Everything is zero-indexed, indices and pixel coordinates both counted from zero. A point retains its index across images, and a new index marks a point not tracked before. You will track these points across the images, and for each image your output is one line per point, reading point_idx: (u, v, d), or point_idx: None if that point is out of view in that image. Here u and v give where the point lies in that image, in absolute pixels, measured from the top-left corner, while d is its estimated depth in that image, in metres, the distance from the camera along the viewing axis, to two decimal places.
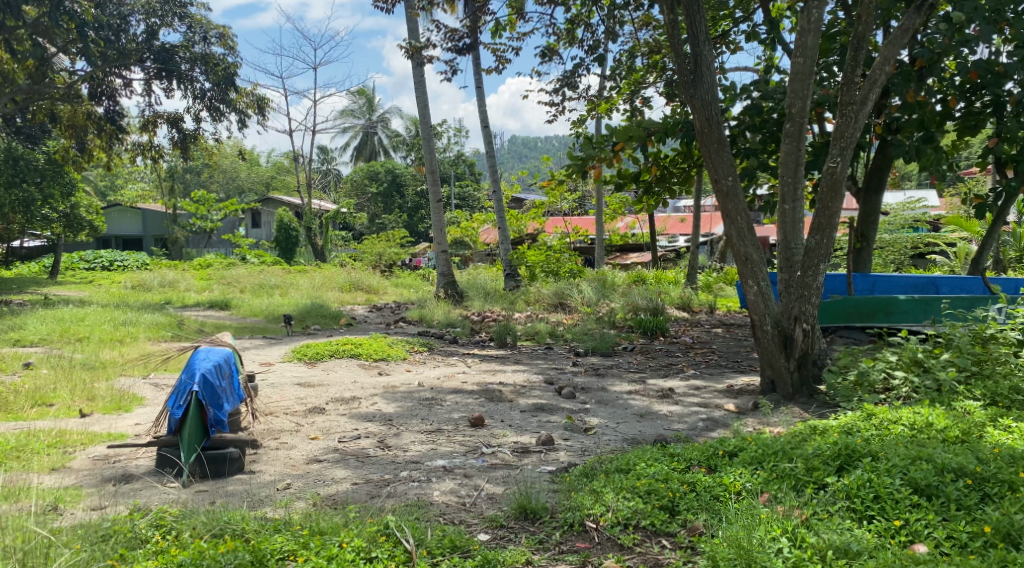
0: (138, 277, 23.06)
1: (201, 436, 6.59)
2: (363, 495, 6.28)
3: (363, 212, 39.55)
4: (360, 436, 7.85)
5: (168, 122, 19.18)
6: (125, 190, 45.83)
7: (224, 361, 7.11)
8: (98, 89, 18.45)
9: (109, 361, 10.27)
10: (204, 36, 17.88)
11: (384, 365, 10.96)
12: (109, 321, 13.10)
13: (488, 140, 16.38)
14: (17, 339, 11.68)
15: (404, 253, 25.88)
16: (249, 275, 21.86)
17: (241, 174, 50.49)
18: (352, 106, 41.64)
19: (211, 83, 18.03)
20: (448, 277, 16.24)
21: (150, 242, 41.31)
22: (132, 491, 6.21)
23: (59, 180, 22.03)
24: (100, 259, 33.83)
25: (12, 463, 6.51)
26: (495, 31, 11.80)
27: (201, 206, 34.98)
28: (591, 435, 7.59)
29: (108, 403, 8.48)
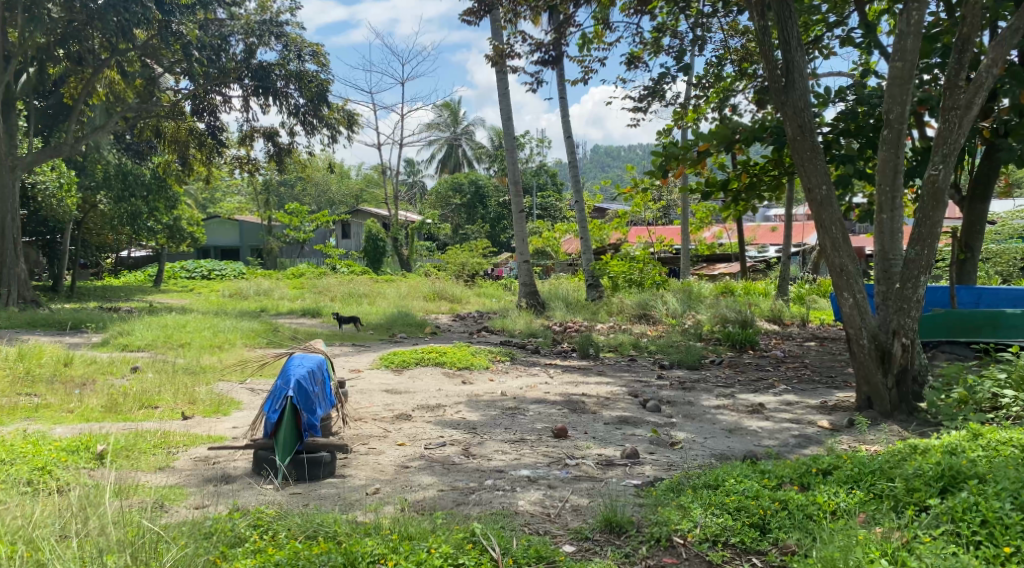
0: (235, 287, 23.85)
1: (296, 439, 6.79)
2: (449, 503, 6.35)
3: (448, 223, 39.95)
4: (445, 443, 7.95)
5: (264, 137, 19.85)
6: (223, 202, 47.61)
7: (318, 368, 7.30)
8: (200, 106, 19.24)
9: (209, 366, 10.69)
10: (299, 53, 18.45)
11: (468, 374, 11.05)
12: (209, 328, 13.61)
13: (572, 149, 16.34)
14: (126, 344, 12.26)
15: (486, 263, 26.02)
16: (339, 284, 22.42)
17: (332, 187, 51.67)
18: (437, 118, 42.20)
19: (305, 99, 18.61)
20: (531, 287, 16.28)
21: (246, 253, 42.73)
22: (231, 492, 6.44)
23: (165, 195, 23.07)
24: (201, 269, 35.25)
25: (121, 462, 6.82)
26: (580, 43, 11.84)
27: (294, 217, 36.02)
28: (677, 450, 7.51)
29: (208, 406, 8.84)
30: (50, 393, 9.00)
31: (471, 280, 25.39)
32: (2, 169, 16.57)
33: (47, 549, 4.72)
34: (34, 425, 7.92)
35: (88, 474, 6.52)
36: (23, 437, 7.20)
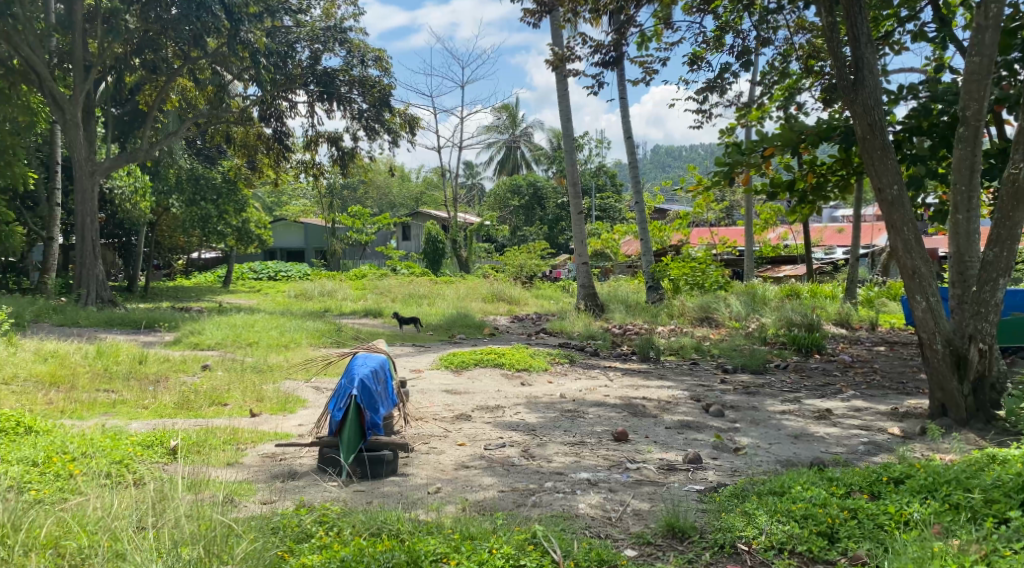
0: (300, 287, 24.26)
1: (359, 438, 6.89)
2: (510, 504, 6.37)
3: (506, 225, 40.11)
4: (505, 444, 7.97)
5: (328, 141, 20.19)
6: (287, 205, 48.50)
7: (380, 367, 7.38)
8: (268, 112, 19.69)
9: (276, 365, 10.91)
10: (363, 59, 18.72)
11: (527, 376, 11.06)
12: (276, 327, 13.88)
13: (632, 150, 16.22)
14: (197, 343, 12.59)
15: (545, 265, 25.99)
16: (400, 286, 22.63)
17: (393, 190, 52.22)
18: (495, 121, 42.42)
19: (368, 104, 18.91)
20: (590, 289, 16.22)
21: (311, 255, 43.45)
22: (297, 488, 6.56)
23: (234, 198, 23.61)
24: (267, 270, 36.17)
25: (193, 457, 7.01)
26: (641, 42, 11.75)
27: (356, 220, 36.50)
28: (742, 455, 7.39)
29: (274, 404, 9.02)
30: (126, 390, 9.27)
31: (529, 281, 25.39)
32: (82, 174, 17.20)
33: (126, 542, 4.87)
34: (111, 420, 8.18)
35: (162, 468, 6.71)
36: (102, 432, 7.45)
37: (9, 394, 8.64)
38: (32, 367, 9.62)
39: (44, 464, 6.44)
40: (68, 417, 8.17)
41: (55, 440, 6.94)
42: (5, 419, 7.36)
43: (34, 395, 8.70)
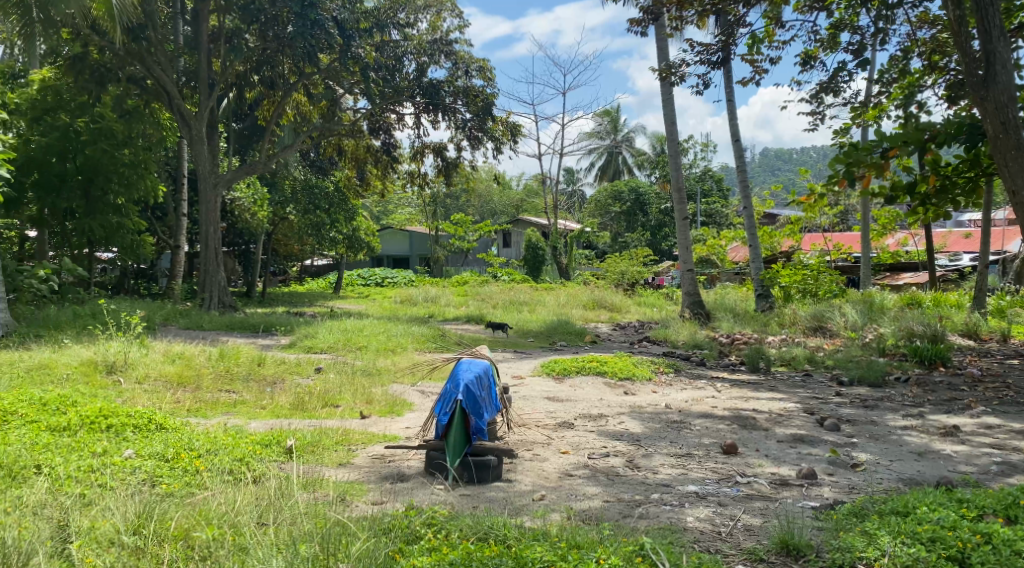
0: (406, 293, 24.65)
1: (465, 442, 6.94)
2: (616, 514, 6.27)
3: (607, 231, 39.86)
4: (609, 454, 7.88)
5: (434, 152, 20.52)
6: (393, 214, 49.56)
7: (485, 373, 7.43)
8: (377, 125, 20.20)
9: (383, 369, 11.20)
10: (467, 70, 18.97)
11: (631, 385, 10.92)
12: (383, 332, 14.18)
13: (740, 154, 15.82)
14: (310, 346, 13.00)
15: (647, 271, 25.66)
16: (501, 292, 22.72)
17: (495, 197, 52.59)
18: (597, 127, 42.24)
19: (472, 114, 19.13)
20: (695, 297, 15.92)
21: (416, 262, 44.24)
22: (406, 490, 6.68)
23: (345, 208, 24.31)
24: (374, 276, 37.06)
25: (308, 456, 7.23)
26: (750, 43, 11.46)
27: (459, 228, 36.94)
28: (860, 472, 7.08)
29: (383, 407, 9.24)
30: (246, 390, 9.62)
31: (631, 288, 25.06)
32: (206, 186, 18.01)
33: (248, 536, 5.07)
34: (232, 419, 8.51)
35: (279, 466, 6.93)
36: (224, 430, 7.76)
37: (140, 393, 9.10)
38: (161, 367, 10.11)
39: (173, 459, 6.76)
40: (193, 415, 8.54)
41: (182, 437, 7.26)
42: (137, 416, 7.75)
43: (163, 394, 9.13)
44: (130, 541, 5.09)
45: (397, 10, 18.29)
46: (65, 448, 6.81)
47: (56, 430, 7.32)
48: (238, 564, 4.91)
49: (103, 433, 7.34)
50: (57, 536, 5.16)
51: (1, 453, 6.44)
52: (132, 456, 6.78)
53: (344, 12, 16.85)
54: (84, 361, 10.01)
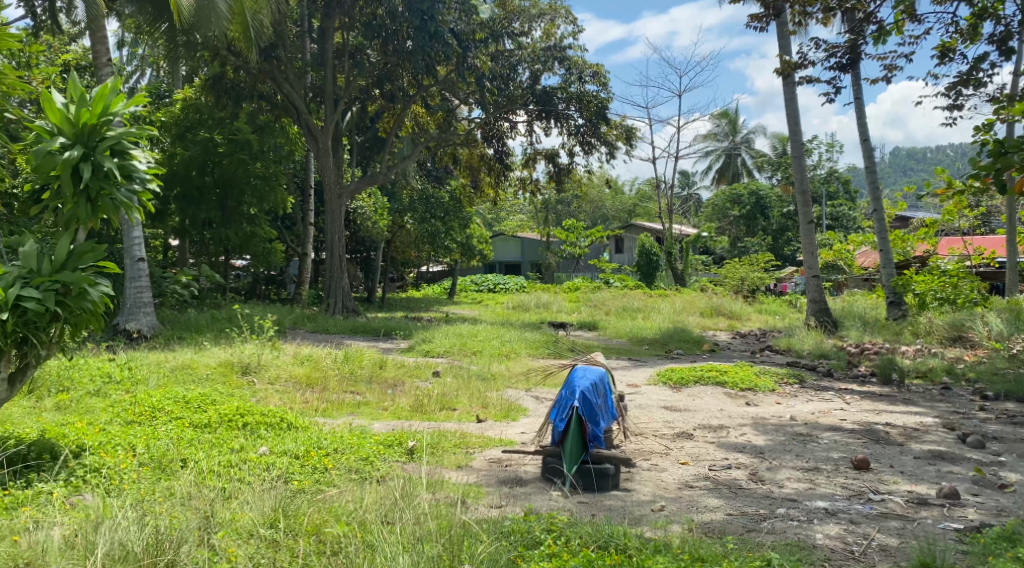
0: (519, 299, 24.71)
1: (581, 450, 6.88)
2: (740, 528, 6.06)
3: (725, 236, 38.87)
4: (731, 466, 7.63)
5: (546, 158, 20.53)
6: (506, 220, 49.93)
7: (600, 380, 7.32)
8: (491, 133, 20.41)
9: (498, 374, 11.24)
10: (581, 76, 18.90)
11: (753, 396, 10.57)
12: (497, 338, 14.24)
13: (868, 154, 15.11)
14: (426, 350, 13.20)
15: (769, 277, 24.80)
16: (615, 299, 22.48)
17: (607, 202, 52.22)
18: (714, 128, 41.34)
19: (585, 119, 19.05)
20: (820, 304, 15.32)
21: (528, 268, 44.42)
22: (524, 494, 6.66)
23: (460, 215, 24.63)
24: (487, 282, 37.41)
25: (428, 458, 7.31)
26: (880, 37, 10.91)
27: (571, 233, 36.80)
28: (1008, 494, 6.61)
29: (499, 411, 9.26)
30: (368, 392, 9.84)
31: (750, 295, 24.34)
32: (331, 196, 18.62)
33: (376, 533, 5.15)
34: (356, 419, 8.72)
35: (402, 466, 7.04)
36: (349, 430, 7.94)
37: (272, 393, 9.45)
38: (290, 369, 10.48)
39: (303, 456, 6.97)
40: (320, 414, 8.79)
41: (311, 436, 7.48)
42: (271, 415, 8.02)
43: (292, 394, 9.44)
44: (267, 533, 5.25)
45: (511, 20, 18.48)
46: (207, 443, 7.14)
47: (198, 427, 7.67)
48: (365, 559, 5.00)
49: (240, 430, 7.64)
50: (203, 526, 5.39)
51: (152, 447, 6.80)
52: (266, 453, 7.03)
53: (461, 24, 17.02)
54: (221, 362, 10.46)
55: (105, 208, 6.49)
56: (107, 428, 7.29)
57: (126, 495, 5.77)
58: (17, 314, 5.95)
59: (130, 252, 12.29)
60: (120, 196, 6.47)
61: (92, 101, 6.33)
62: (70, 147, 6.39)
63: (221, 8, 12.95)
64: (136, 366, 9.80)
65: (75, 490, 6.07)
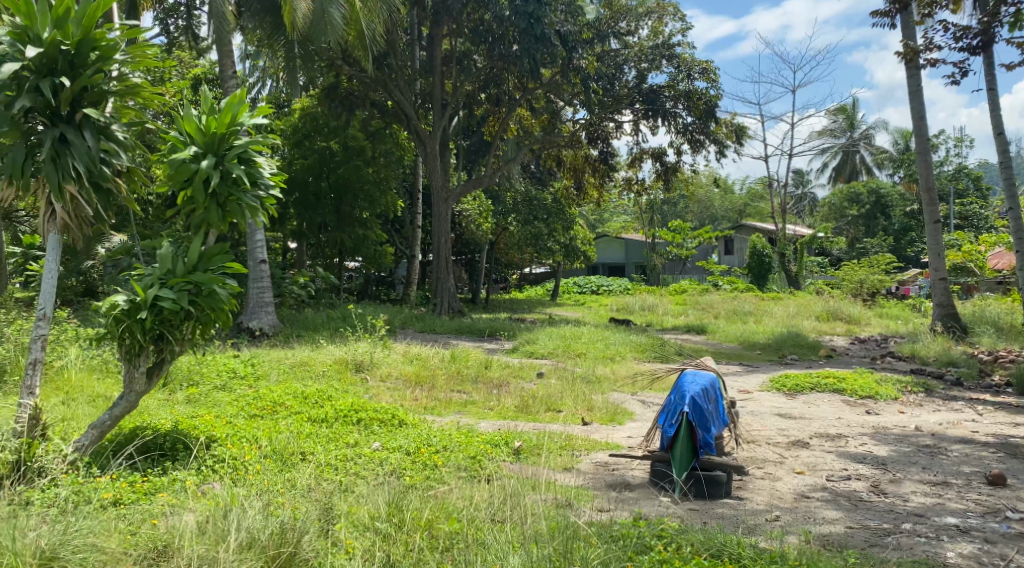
0: (624, 301, 24.39)
1: (692, 457, 6.66)
2: (861, 542, 5.74)
3: (843, 237, 37.38)
4: (851, 477, 7.26)
5: (653, 157, 20.19)
6: (611, 222, 49.53)
7: (711, 385, 7.07)
8: (596, 133, 20.23)
9: (603, 377, 11.08)
10: (689, 73, 18.46)
11: (874, 404, 10.07)
12: (602, 340, 14.08)
13: (1001, 148, 14.21)
14: (531, 351, 13.17)
15: (890, 280, 23.67)
16: (725, 302, 21.90)
17: (715, 203, 51.15)
18: (831, 124, 39.87)
19: (694, 117, 18.68)
20: (947, 308, 14.50)
21: (633, 269, 43.92)
22: (632, 499, 6.51)
23: (565, 217, 24.54)
24: (590, 284, 37.20)
25: (534, 458, 7.25)
26: (1016, 21, 10.22)
27: (677, 234, 36.18)
28: None
29: (604, 415, 9.12)
30: (474, 391, 9.86)
31: (870, 299, 23.30)
32: (437, 200, 18.85)
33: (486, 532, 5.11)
34: (463, 418, 8.74)
35: (509, 466, 7.00)
36: (456, 428, 7.96)
37: (383, 390, 9.58)
38: (400, 368, 10.63)
39: (415, 453, 7.03)
40: (428, 412, 8.86)
41: (421, 433, 7.54)
42: (383, 412, 8.13)
43: (403, 392, 9.55)
44: (382, 526, 5.29)
45: (618, 19, 18.30)
46: (324, 437, 7.28)
47: (315, 421, 7.84)
48: (474, 557, 4.98)
49: (354, 426, 7.77)
50: (322, 516, 5.47)
51: (274, 440, 6.99)
52: (380, 448, 7.12)
53: (567, 24, 16.94)
54: (337, 359, 10.71)
55: (233, 213, 6.70)
56: (233, 420, 7.55)
57: (251, 485, 5.94)
58: (155, 313, 6.21)
59: (253, 254, 12.73)
60: (246, 201, 6.67)
61: (220, 111, 6.56)
62: (202, 155, 6.62)
63: (336, 19, 13.31)
64: (257, 362, 10.14)
65: (205, 478, 6.29)
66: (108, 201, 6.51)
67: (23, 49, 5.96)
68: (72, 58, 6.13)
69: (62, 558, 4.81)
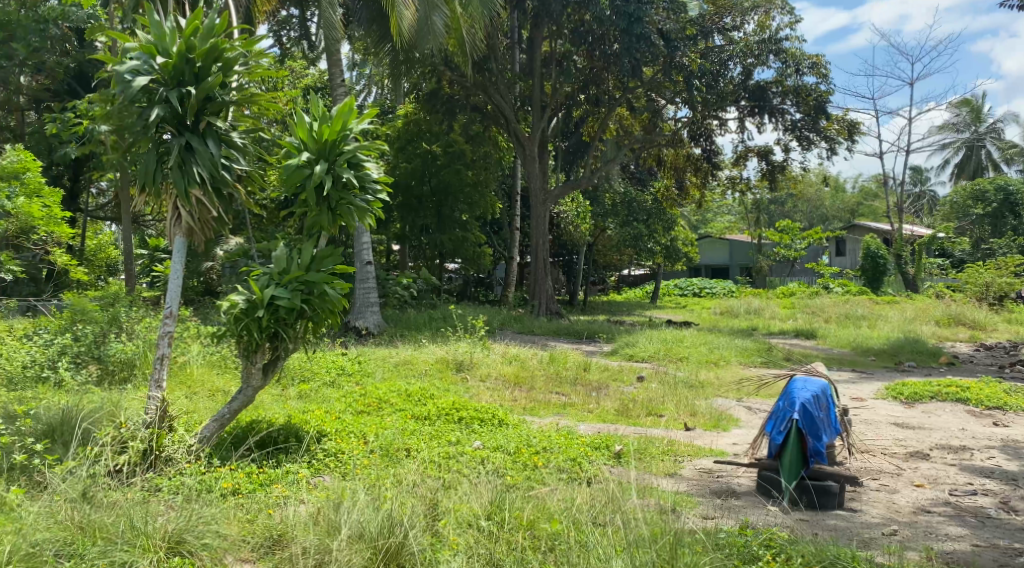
0: (728, 304, 23.81)
1: (801, 465, 6.42)
2: (989, 562, 5.36)
3: (964, 237, 35.50)
4: (976, 492, 6.82)
5: (759, 156, 19.64)
6: (715, 223, 48.56)
7: (823, 392, 6.75)
8: (698, 131, 19.79)
9: (707, 382, 10.80)
10: (798, 68, 17.86)
11: (1001, 416, 9.48)
12: (706, 344, 13.77)
13: None
14: (632, 354, 12.98)
15: (1018, 283, 22.31)
16: (836, 305, 21.10)
17: (826, 202, 49.51)
18: (952, 119, 37.99)
19: (802, 113, 18.10)
20: None
21: (737, 272, 42.91)
22: (739, 507, 6.28)
23: (665, 218, 24.16)
24: (693, 286, 36.55)
25: (636, 463, 7.09)
26: None
27: (785, 235, 35.14)
28: None
29: (708, 420, 8.88)
30: (574, 394, 9.76)
31: (997, 303, 22.02)
32: (537, 201, 18.82)
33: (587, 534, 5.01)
34: (563, 420, 8.65)
35: (610, 470, 6.86)
36: (556, 430, 7.87)
37: (484, 390, 9.58)
38: (500, 368, 10.61)
39: (515, 453, 7.00)
40: (528, 413, 8.81)
41: (521, 434, 7.49)
42: (483, 411, 8.11)
43: (503, 392, 9.52)
44: (485, 525, 5.25)
45: (722, 14, 17.93)
46: (427, 435, 7.31)
47: (419, 419, 7.89)
48: (574, 559, 4.90)
49: (456, 424, 7.78)
50: (428, 513, 5.47)
51: (380, 436, 7.07)
52: (481, 447, 7.11)
53: (668, 22, 16.68)
54: (438, 358, 10.78)
55: (343, 217, 6.82)
56: (341, 416, 7.67)
57: (359, 480, 6.00)
58: (271, 312, 6.36)
59: (359, 256, 12.96)
60: (355, 205, 6.79)
61: (331, 119, 6.67)
62: (314, 161, 6.75)
63: (438, 27, 13.42)
64: (363, 361, 10.31)
65: (316, 472, 6.39)
66: (228, 205, 6.72)
67: (155, 65, 6.19)
68: (196, 70, 6.33)
69: (188, 543, 5.00)
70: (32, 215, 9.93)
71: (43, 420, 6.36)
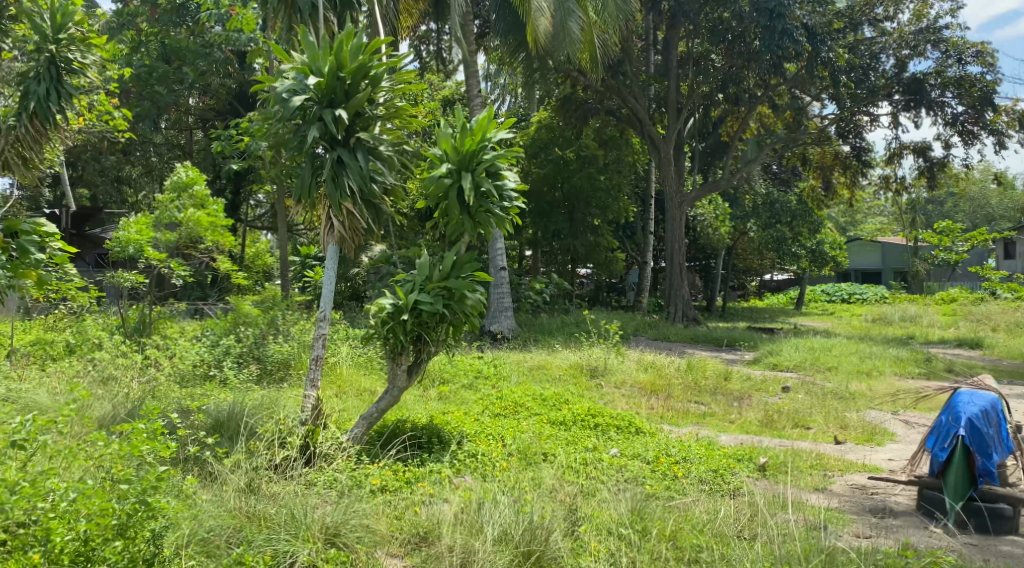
0: (880, 310, 22.50)
1: (969, 484, 5.85)
2: None
3: None
4: None
5: (915, 153, 18.45)
6: (866, 224, 46.22)
7: (993, 407, 6.06)
8: (847, 128, 18.84)
9: (860, 393, 10.14)
10: (959, 58, 16.67)
11: None
12: (857, 353, 12.99)
13: None
14: (777, 362, 12.38)
15: None
16: (1004, 312, 19.54)
17: (991, 201, 46.16)
18: None
19: (965, 106, 16.85)
20: None
21: (890, 276, 40.61)
22: (898, 528, 5.78)
23: (810, 220, 23.10)
24: (841, 292, 34.85)
25: (783, 477, 6.68)
26: None
27: (945, 237, 32.95)
28: None
29: (861, 434, 8.30)
30: (714, 403, 9.35)
31: None
32: (672, 204, 18.36)
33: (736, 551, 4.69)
34: (702, 430, 8.29)
35: (754, 483, 6.48)
36: (695, 440, 7.53)
37: (619, 397, 9.33)
38: (635, 375, 10.32)
39: (654, 462, 6.73)
40: (666, 422, 8.50)
41: (660, 443, 7.21)
42: (619, 418, 7.87)
43: (639, 400, 9.23)
44: (627, 531, 5.00)
45: (874, 5, 16.98)
46: (564, 440, 7.14)
47: (554, 424, 7.74)
48: None
49: (592, 430, 7.58)
50: (567, 518, 5.27)
51: (517, 439, 6.96)
52: (618, 455, 6.87)
53: (814, 16, 15.88)
54: (573, 364, 10.60)
55: (483, 225, 6.78)
56: (479, 418, 7.62)
57: (500, 481, 5.88)
58: (416, 315, 6.36)
59: (494, 261, 12.96)
60: (494, 213, 6.74)
61: (472, 129, 6.60)
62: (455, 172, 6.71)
63: (575, 32, 13.30)
64: (499, 364, 10.25)
65: (458, 472, 6.34)
66: (377, 215, 6.80)
67: (310, 84, 6.30)
68: (348, 87, 6.41)
69: (343, 535, 4.99)
70: (200, 224, 10.39)
71: (212, 414, 6.58)
